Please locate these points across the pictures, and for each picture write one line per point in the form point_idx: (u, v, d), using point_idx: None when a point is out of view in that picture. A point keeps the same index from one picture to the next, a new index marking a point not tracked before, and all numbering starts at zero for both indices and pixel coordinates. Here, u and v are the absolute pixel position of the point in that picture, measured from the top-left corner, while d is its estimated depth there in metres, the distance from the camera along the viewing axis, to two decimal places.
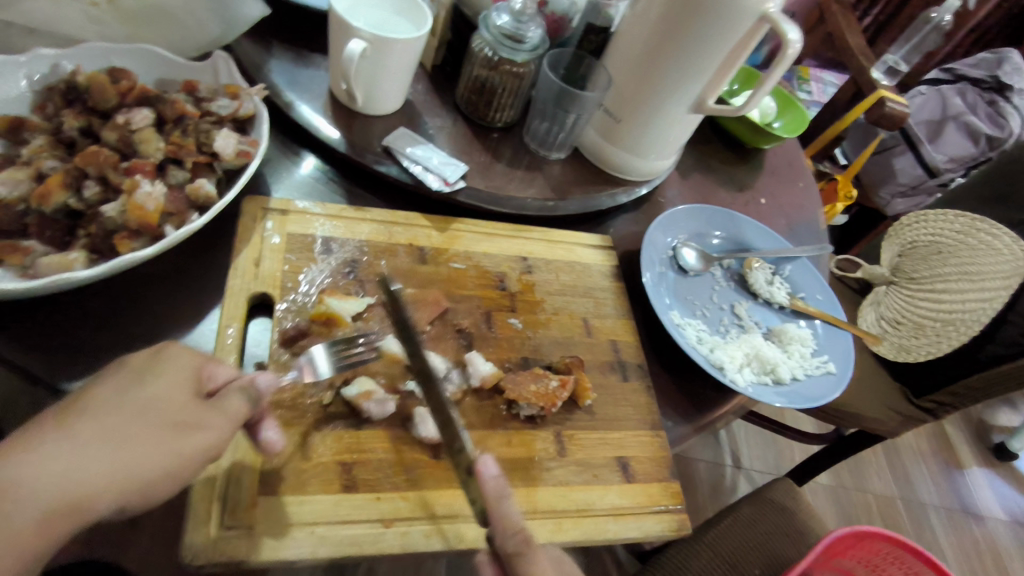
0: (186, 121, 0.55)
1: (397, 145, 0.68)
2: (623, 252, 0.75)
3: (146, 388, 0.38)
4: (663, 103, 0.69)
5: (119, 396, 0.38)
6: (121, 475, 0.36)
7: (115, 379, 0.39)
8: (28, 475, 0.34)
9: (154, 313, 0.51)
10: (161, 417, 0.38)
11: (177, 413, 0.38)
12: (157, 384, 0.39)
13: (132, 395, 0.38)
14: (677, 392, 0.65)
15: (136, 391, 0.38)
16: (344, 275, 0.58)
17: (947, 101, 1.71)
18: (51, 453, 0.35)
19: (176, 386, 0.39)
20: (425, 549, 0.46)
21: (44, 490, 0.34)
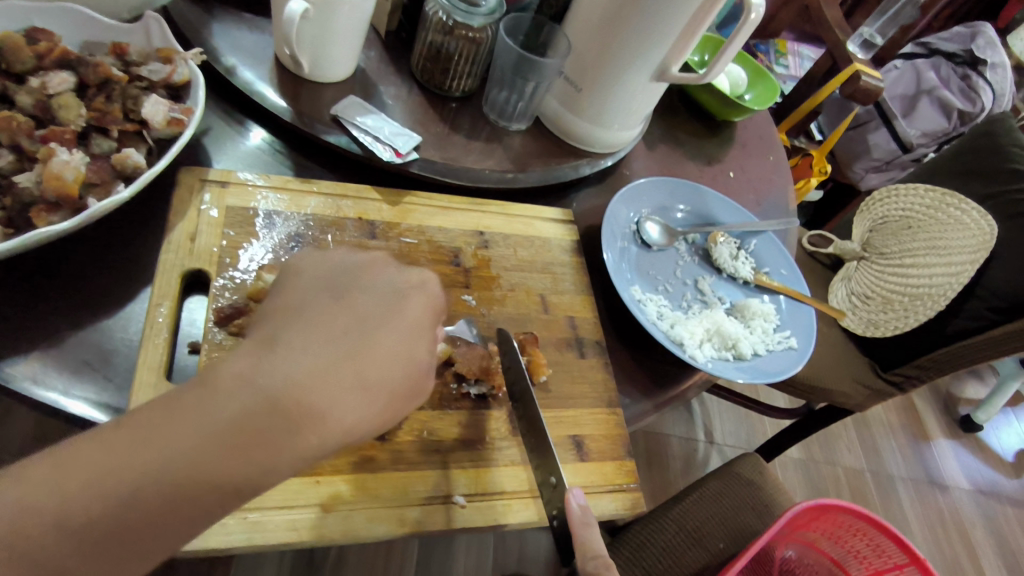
0: (113, 85, 0.52)
1: (346, 114, 0.64)
2: (585, 227, 0.73)
3: (384, 324, 0.41)
4: (626, 70, 0.66)
5: (362, 323, 0.41)
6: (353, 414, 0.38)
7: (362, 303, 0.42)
8: (280, 374, 0.36)
9: (82, 292, 0.48)
10: (396, 355, 0.40)
11: (401, 353, 0.41)
12: (393, 323, 0.42)
13: (370, 329, 0.41)
14: (636, 370, 0.63)
15: (374, 326, 0.41)
16: (288, 251, 0.56)
17: (922, 76, 1.70)
18: (296, 363, 0.37)
19: (406, 324, 0.42)
20: (365, 533, 0.45)
21: (290, 389, 0.36)
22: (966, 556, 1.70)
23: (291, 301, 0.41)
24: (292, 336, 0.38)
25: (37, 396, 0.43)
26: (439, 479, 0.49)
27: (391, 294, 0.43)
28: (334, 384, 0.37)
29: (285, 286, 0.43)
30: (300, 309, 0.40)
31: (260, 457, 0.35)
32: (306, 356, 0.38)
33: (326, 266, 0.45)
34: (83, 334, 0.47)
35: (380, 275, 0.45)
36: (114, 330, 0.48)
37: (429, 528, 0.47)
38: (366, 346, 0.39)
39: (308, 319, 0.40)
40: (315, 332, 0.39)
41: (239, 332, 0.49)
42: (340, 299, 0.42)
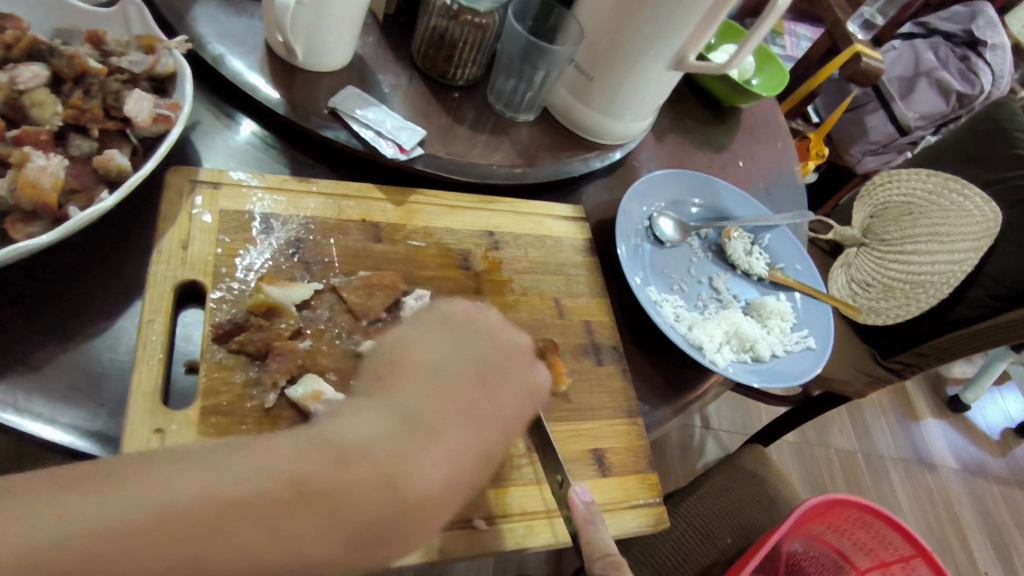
0: (91, 79, 0.47)
1: (345, 106, 0.60)
2: (596, 223, 0.70)
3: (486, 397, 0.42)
4: (642, 58, 0.62)
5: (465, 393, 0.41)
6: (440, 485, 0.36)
7: (468, 370, 0.43)
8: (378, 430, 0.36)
9: (68, 308, 0.45)
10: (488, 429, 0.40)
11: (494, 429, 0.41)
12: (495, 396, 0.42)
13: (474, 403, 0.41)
14: (653, 373, 0.61)
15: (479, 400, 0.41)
16: (288, 257, 0.52)
17: (920, 56, 1.67)
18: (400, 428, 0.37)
19: (506, 400, 0.43)
20: (382, 563, 0.42)
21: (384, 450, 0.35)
22: (954, 536, 1.72)
23: (425, 371, 0.41)
24: (426, 411, 0.38)
25: (15, 427, 0.39)
26: (457, 501, 0.46)
27: (516, 386, 0.44)
28: (431, 454, 0.36)
29: (413, 350, 0.43)
30: (408, 370, 0.41)
31: (360, 533, 0.33)
32: (433, 440, 0.37)
33: (447, 339, 0.45)
34: (67, 355, 0.43)
35: (491, 335, 0.47)
36: (101, 350, 0.44)
37: (448, 555, 0.44)
38: (484, 441, 0.40)
39: (444, 397, 0.40)
40: (431, 401, 0.39)
41: (239, 349, 0.46)
42: (476, 386, 0.42)
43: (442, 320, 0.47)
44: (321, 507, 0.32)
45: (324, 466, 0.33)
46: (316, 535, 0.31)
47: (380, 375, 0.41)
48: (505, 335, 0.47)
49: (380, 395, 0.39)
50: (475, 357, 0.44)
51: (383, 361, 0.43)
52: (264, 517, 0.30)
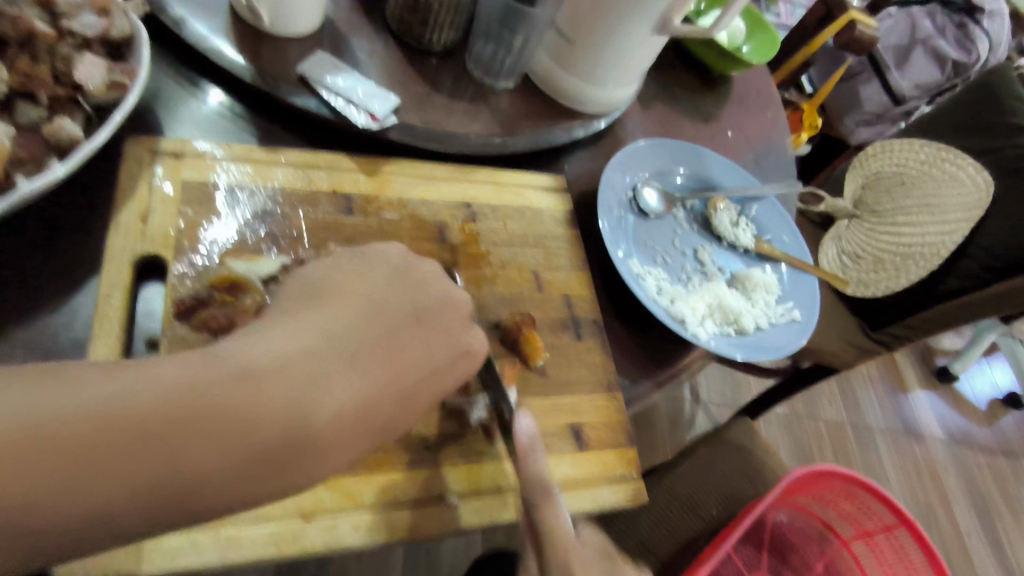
0: (38, 42, 0.44)
1: (314, 72, 0.57)
2: (578, 195, 0.68)
3: (417, 341, 0.40)
4: (625, 21, 0.60)
5: (392, 336, 0.39)
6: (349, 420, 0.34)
7: (395, 312, 0.40)
8: (284, 354, 0.34)
9: (20, 285, 0.43)
10: (415, 372, 0.39)
11: (420, 372, 0.39)
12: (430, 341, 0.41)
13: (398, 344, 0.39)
14: (635, 348, 0.60)
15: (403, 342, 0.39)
16: (254, 230, 0.50)
17: (916, 23, 1.63)
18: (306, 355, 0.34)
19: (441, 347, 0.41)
20: (351, 543, 0.41)
21: (286, 379, 0.33)
22: (939, 504, 1.75)
23: (357, 298, 0.39)
24: (351, 347, 0.36)
25: None
26: (432, 477, 0.45)
27: (451, 333, 0.42)
28: (342, 386, 0.35)
29: (346, 280, 0.41)
30: (332, 304, 0.38)
31: (258, 462, 0.31)
32: (350, 373, 0.35)
33: (380, 281, 0.42)
34: (21, 332, 0.41)
35: (435, 285, 0.44)
36: (57, 327, 0.42)
37: (419, 533, 0.44)
38: (412, 389, 0.38)
39: (371, 339, 0.38)
40: (352, 341, 0.37)
41: (203, 325, 0.44)
42: (407, 329, 0.40)
43: (388, 268, 0.43)
44: (220, 424, 0.30)
45: (225, 382, 0.31)
46: (215, 452, 0.30)
47: (310, 292, 0.39)
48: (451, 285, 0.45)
49: (303, 313, 0.37)
50: (408, 300, 0.42)
51: (315, 285, 0.40)
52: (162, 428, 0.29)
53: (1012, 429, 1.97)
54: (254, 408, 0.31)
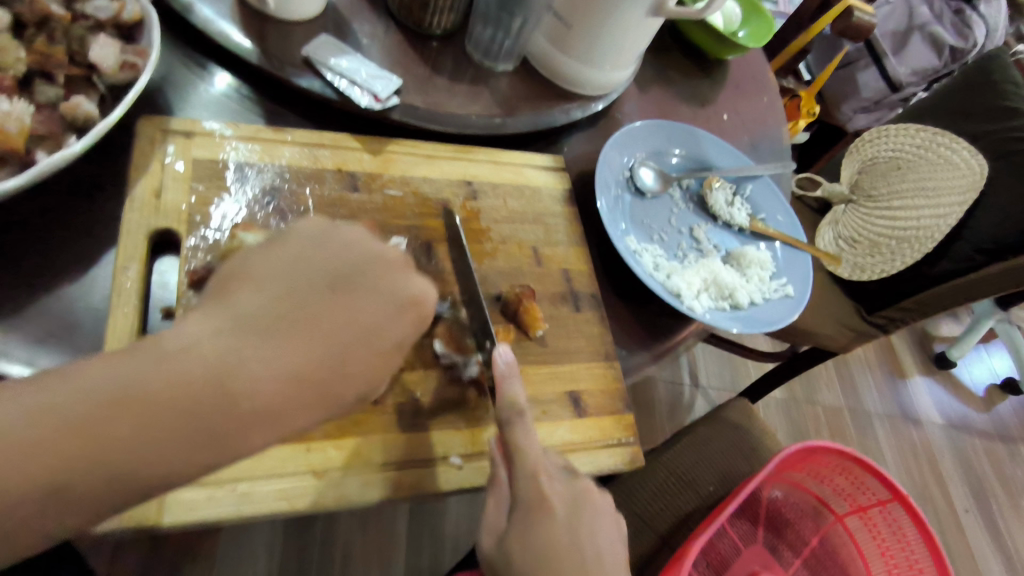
0: (53, 24, 0.47)
1: (319, 55, 0.59)
2: (576, 174, 0.70)
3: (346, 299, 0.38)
4: (621, 4, 0.61)
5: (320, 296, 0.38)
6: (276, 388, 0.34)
7: (318, 270, 0.39)
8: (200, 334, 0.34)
9: (39, 258, 0.45)
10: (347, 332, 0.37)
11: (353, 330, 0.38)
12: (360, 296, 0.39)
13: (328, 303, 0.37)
14: (632, 321, 0.62)
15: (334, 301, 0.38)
16: (263, 206, 0.52)
17: (914, 10, 1.64)
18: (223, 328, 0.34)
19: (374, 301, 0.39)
20: (359, 499, 0.44)
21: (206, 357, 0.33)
22: (936, 487, 1.77)
23: (277, 269, 0.38)
24: (269, 315, 0.36)
25: None
26: (437, 439, 0.48)
27: (385, 301, 0.40)
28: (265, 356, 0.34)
29: (273, 246, 0.40)
30: (255, 275, 0.37)
31: (195, 439, 0.32)
32: (263, 353, 0.34)
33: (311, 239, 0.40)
34: (42, 301, 0.43)
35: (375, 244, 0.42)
36: (77, 297, 0.44)
37: (425, 491, 0.46)
38: (348, 348, 0.37)
39: (294, 304, 0.37)
40: (277, 310, 0.36)
41: None
42: (326, 299, 0.38)
43: (309, 234, 0.40)
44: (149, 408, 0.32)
45: (145, 371, 0.32)
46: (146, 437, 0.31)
47: (227, 279, 0.38)
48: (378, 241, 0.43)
49: (216, 304, 0.36)
50: (333, 255, 0.40)
51: (234, 268, 0.38)
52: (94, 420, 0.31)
53: (1009, 414, 1.99)
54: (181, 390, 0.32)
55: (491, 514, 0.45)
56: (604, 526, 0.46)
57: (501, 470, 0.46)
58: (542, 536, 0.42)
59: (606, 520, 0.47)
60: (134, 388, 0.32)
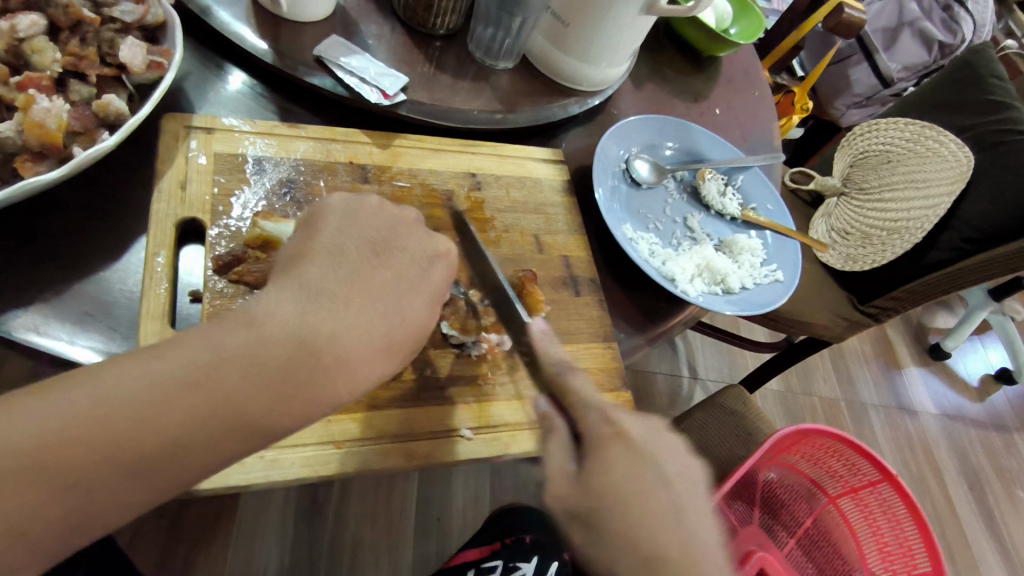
0: (86, 28, 0.49)
1: (330, 54, 0.62)
2: (575, 166, 0.73)
3: (389, 290, 0.43)
4: (615, 4, 0.64)
5: (365, 286, 0.42)
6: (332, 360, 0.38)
7: (363, 260, 0.44)
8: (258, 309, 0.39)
9: (76, 246, 0.48)
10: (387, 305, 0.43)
11: (395, 313, 0.43)
12: (399, 285, 0.44)
13: (373, 292, 0.42)
14: (629, 305, 0.65)
15: (377, 290, 0.43)
16: (281, 197, 0.55)
17: (903, 7, 1.66)
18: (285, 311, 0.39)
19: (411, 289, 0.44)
20: (378, 467, 0.47)
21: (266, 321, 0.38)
22: (932, 476, 1.80)
23: (326, 261, 0.43)
24: (318, 291, 0.41)
25: (43, 348, 0.43)
26: (446, 413, 0.51)
27: (420, 259, 0.47)
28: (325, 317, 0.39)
29: (321, 241, 0.45)
30: (307, 264, 0.42)
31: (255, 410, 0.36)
32: (347, 312, 0.40)
33: (350, 236, 0.45)
34: (81, 285, 0.46)
35: (398, 233, 0.48)
36: (111, 282, 0.48)
37: (437, 461, 0.49)
38: (388, 327, 0.42)
39: (342, 288, 0.41)
40: (328, 289, 0.41)
41: (240, 279, 0.50)
42: (374, 260, 0.44)
43: (342, 210, 0.47)
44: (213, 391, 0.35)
45: (210, 352, 0.36)
46: (215, 411, 0.35)
47: (286, 262, 0.43)
48: (401, 210, 0.50)
49: (280, 280, 0.41)
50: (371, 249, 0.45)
51: (292, 252, 0.43)
52: (162, 401, 0.34)
53: (1003, 405, 2.02)
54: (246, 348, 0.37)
55: (553, 454, 0.41)
56: (684, 463, 0.41)
57: (558, 418, 0.43)
58: (621, 463, 0.38)
59: (686, 456, 0.42)
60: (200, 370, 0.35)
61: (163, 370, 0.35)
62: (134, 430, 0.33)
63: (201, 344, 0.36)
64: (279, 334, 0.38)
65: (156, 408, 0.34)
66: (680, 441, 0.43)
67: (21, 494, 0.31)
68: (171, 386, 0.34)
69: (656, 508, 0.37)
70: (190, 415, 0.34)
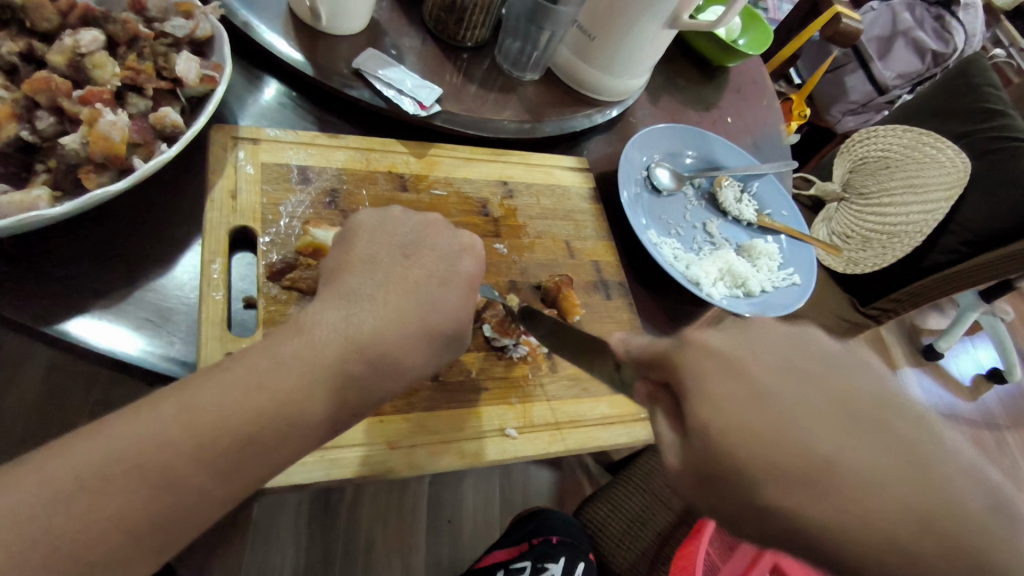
0: (142, 43, 0.51)
1: (368, 67, 0.64)
2: (599, 174, 0.75)
3: (447, 297, 0.45)
4: (641, 19, 0.66)
5: (423, 287, 0.45)
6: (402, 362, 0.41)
7: (413, 266, 0.46)
8: (329, 317, 0.41)
9: (135, 254, 0.49)
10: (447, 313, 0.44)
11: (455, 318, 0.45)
12: (455, 293, 0.46)
13: (432, 298, 0.44)
14: (655, 308, 0.67)
15: (435, 297, 0.45)
16: (326, 205, 0.57)
17: (897, 17, 1.73)
18: (354, 316, 0.41)
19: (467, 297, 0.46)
20: (430, 465, 0.49)
21: (338, 328, 0.40)
22: None
23: (385, 270, 0.45)
24: (382, 298, 0.43)
25: (112, 355, 0.44)
26: (490, 414, 0.53)
27: (449, 254, 0.49)
28: (391, 325, 0.41)
29: (378, 251, 0.46)
30: (368, 275, 0.44)
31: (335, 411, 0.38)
32: (406, 318, 0.42)
33: (410, 244, 0.48)
34: (141, 293, 0.48)
35: (451, 241, 0.50)
36: (170, 289, 0.49)
37: (484, 458, 0.51)
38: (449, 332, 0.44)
39: (403, 295, 0.43)
40: (391, 296, 0.43)
41: (291, 285, 0.52)
42: (422, 267, 0.46)
43: (388, 224, 0.49)
44: (295, 392, 0.37)
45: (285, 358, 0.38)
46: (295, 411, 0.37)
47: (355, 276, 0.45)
48: (421, 216, 0.51)
49: (348, 290, 0.43)
50: (426, 256, 0.47)
51: (358, 266, 0.45)
52: (249, 403, 0.36)
53: (993, 404, 2.06)
54: (322, 356, 0.39)
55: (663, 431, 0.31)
56: (849, 361, 0.28)
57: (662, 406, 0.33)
58: (739, 394, 0.28)
59: (858, 362, 0.29)
60: (282, 375, 0.37)
61: (246, 373, 0.37)
62: (224, 431, 0.35)
63: (281, 350, 0.38)
64: (352, 340, 0.40)
65: (242, 409, 0.35)
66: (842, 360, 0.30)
67: (122, 492, 0.32)
68: (256, 388, 0.36)
69: (838, 442, 0.24)
70: (275, 415, 0.36)
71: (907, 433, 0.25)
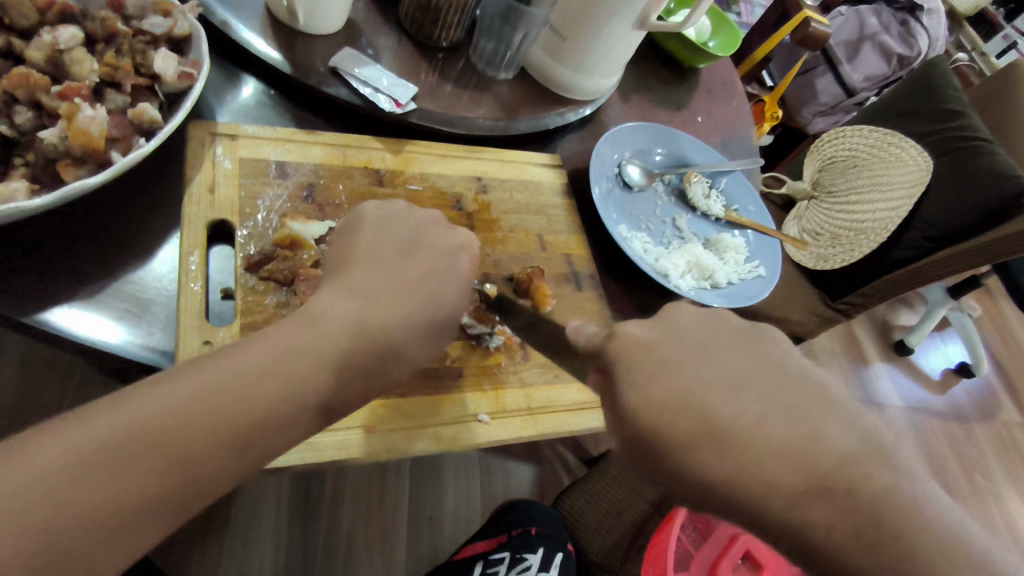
0: (120, 39, 0.53)
1: (344, 66, 0.66)
2: (571, 170, 0.78)
3: (420, 286, 0.47)
4: (610, 20, 0.69)
5: (398, 275, 0.46)
6: (376, 347, 0.42)
7: (387, 255, 0.47)
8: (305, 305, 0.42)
9: (114, 246, 0.50)
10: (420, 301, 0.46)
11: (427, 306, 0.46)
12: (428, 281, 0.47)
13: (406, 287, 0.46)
14: (625, 299, 0.70)
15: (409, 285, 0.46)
16: (303, 199, 0.59)
17: (865, 22, 1.78)
18: (329, 303, 0.43)
19: (439, 286, 0.48)
20: (405, 448, 0.51)
21: (314, 315, 0.41)
22: None
23: (359, 259, 0.46)
24: (355, 287, 0.44)
25: (92, 345, 0.45)
26: (465, 400, 0.55)
27: (424, 242, 0.50)
28: (364, 312, 0.43)
29: (353, 242, 0.48)
30: (342, 265, 0.46)
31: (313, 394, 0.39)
32: (379, 306, 0.44)
33: (385, 233, 0.49)
34: (118, 284, 0.49)
35: (423, 230, 0.51)
36: (148, 280, 0.50)
37: (459, 443, 0.53)
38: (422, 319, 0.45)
39: (377, 284, 0.45)
40: (365, 285, 0.44)
41: (270, 276, 0.53)
42: (393, 256, 0.47)
43: (358, 216, 0.50)
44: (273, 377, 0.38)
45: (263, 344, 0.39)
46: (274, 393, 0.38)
47: (336, 269, 0.46)
48: (406, 212, 0.52)
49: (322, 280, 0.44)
50: (400, 246, 0.49)
51: (333, 260, 0.47)
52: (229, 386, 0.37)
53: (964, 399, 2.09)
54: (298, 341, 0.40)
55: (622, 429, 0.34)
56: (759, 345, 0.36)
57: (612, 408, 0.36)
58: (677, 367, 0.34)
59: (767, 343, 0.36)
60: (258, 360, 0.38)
61: (225, 358, 0.38)
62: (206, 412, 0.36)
63: (258, 336, 0.39)
64: (326, 328, 0.41)
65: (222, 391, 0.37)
66: (780, 344, 0.36)
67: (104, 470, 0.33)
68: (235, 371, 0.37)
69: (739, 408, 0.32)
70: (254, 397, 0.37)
71: (804, 399, 0.33)
